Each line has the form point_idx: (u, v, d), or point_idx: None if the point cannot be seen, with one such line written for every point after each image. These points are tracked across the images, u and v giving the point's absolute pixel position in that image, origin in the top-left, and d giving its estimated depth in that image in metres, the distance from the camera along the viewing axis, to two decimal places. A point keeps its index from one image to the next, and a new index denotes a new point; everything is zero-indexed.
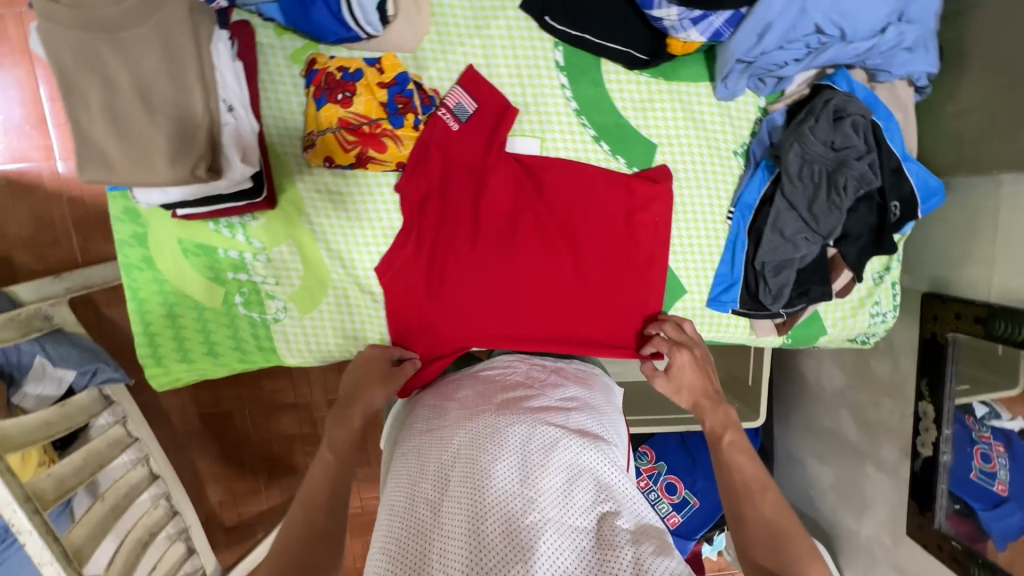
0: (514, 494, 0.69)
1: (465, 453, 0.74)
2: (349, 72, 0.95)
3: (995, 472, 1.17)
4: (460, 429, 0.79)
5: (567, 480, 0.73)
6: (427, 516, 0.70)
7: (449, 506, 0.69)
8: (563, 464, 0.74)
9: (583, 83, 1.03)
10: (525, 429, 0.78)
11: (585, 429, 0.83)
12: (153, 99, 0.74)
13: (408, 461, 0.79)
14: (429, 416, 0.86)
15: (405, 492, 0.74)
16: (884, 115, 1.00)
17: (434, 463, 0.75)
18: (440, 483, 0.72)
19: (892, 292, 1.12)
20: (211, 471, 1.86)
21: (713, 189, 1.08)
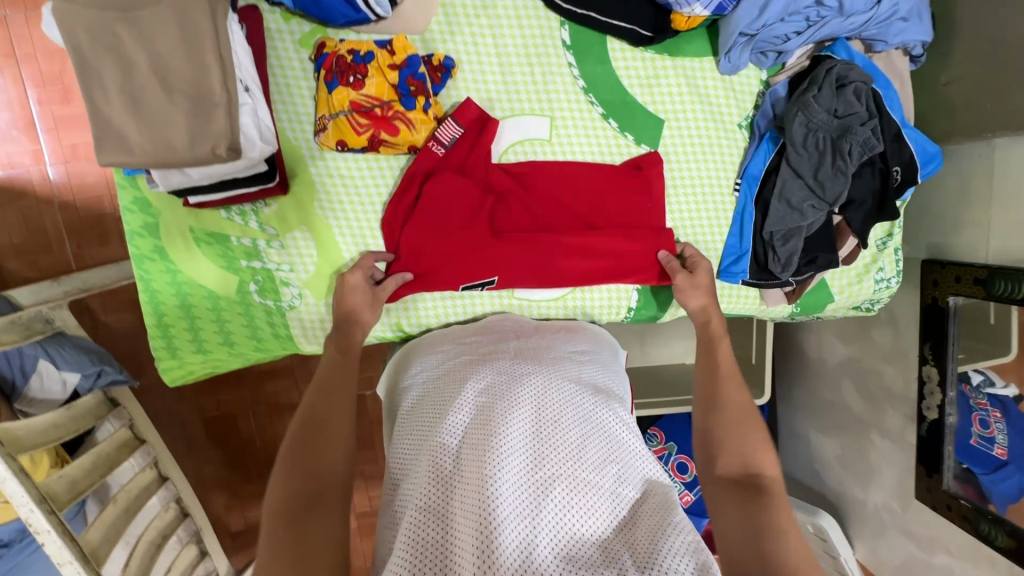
0: (530, 448, 0.73)
1: (489, 393, 0.81)
2: (360, 55, 0.96)
3: (993, 437, 1.23)
4: (482, 373, 0.85)
5: (583, 418, 0.79)
6: (448, 452, 0.73)
7: (475, 434, 0.74)
8: (579, 406, 0.81)
9: (589, 61, 1.04)
10: (545, 374, 0.85)
11: (597, 387, 0.89)
12: (170, 79, 0.74)
13: (428, 407, 0.84)
14: (447, 368, 0.92)
15: (425, 438, 0.78)
16: (883, 82, 1.02)
17: (454, 411, 0.79)
18: (458, 434, 0.76)
19: (895, 258, 1.15)
20: (217, 475, 1.85)
21: (719, 162, 1.10)
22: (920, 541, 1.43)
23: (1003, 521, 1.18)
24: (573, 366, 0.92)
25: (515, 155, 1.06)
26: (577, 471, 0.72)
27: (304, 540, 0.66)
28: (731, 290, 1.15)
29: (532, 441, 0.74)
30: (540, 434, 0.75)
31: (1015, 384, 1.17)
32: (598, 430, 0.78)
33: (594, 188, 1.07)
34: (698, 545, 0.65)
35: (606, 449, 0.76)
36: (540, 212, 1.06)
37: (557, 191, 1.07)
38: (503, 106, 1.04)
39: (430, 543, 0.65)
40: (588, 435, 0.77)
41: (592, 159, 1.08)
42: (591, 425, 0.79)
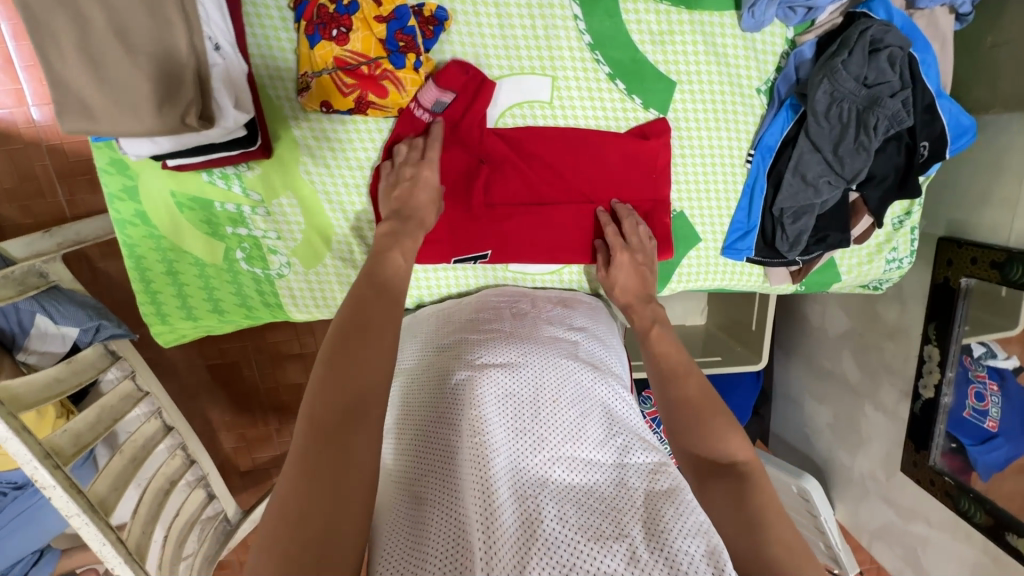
0: (528, 429, 0.74)
1: (488, 371, 0.81)
2: (343, 4, 0.87)
3: (986, 410, 1.21)
4: (481, 353, 0.86)
5: (580, 397, 0.81)
6: (447, 434, 0.74)
7: (475, 410, 0.75)
8: (577, 385, 0.82)
9: (597, 14, 0.94)
10: (543, 353, 0.86)
11: (595, 363, 0.90)
12: (131, 37, 0.67)
13: (426, 384, 0.84)
14: (451, 343, 0.90)
15: (425, 418, 0.79)
16: (921, 45, 0.91)
17: (452, 393, 0.80)
18: (457, 414, 0.76)
19: (910, 238, 1.09)
20: (224, 419, 1.91)
21: (733, 131, 1.03)
22: (901, 510, 1.47)
23: (984, 500, 1.20)
24: (570, 343, 0.92)
25: (513, 119, 0.99)
26: (578, 447, 0.73)
27: (345, 460, 0.56)
28: (732, 268, 1.11)
29: (529, 422, 0.75)
30: (538, 414, 0.76)
31: (1018, 356, 1.13)
32: (596, 410, 0.79)
33: (603, 168, 1.01)
34: (705, 521, 0.65)
35: (607, 426, 0.77)
36: (537, 185, 1.01)
37: (569, 163, 1.01)
38: (501, 64, 0.96)
39: (433, 518, 0.64)
40: (587, 414, 0.78)
41: (595, 126, 1.00)
42: (589, 403, 0.80)
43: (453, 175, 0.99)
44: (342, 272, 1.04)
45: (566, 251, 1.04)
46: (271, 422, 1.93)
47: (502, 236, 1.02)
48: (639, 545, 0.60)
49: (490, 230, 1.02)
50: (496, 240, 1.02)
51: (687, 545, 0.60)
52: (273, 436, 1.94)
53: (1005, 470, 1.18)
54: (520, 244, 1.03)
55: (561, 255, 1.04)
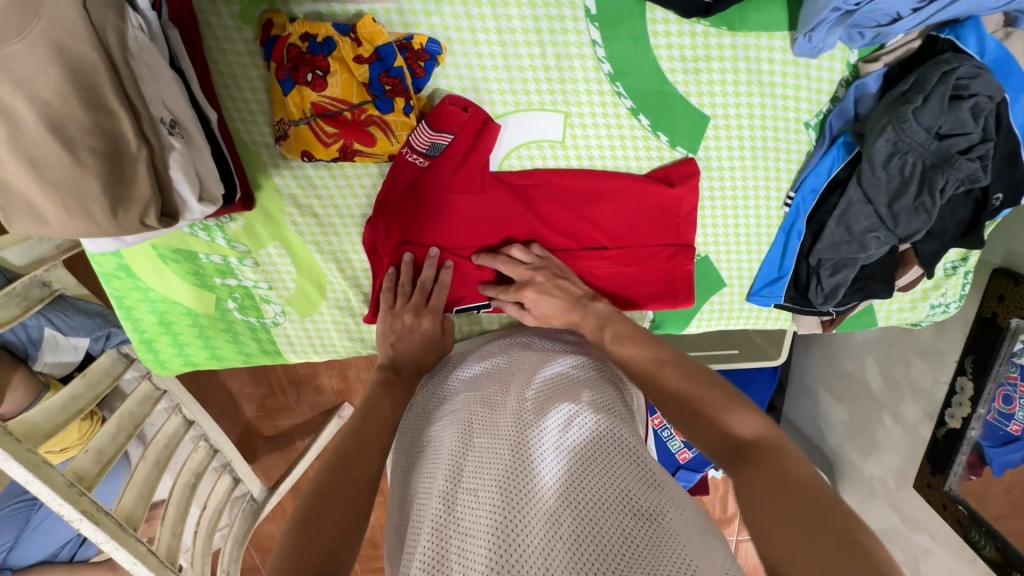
0: (533, 481, 0.61)
1: (479, 433, 0.68)
2: (317, 41, 0.74)
3: (1012, 413, 1.11)
4: (477, 413, 0.72)
5: (587, 445, 0.66)
6: (445, 500, 0.62)
7: (474, 464, 0.64)
8: (589, 422, 0.70)
9: (620, 38, 0.79)
10: (545, 389, 0.74)
11: (610, 397, 0.77)
12: (70, 132, 0.58)
13: (422, 450, 0.73)
14: (449, 406, 0.77)
15: (421, 485, 0.67)
16: (1013, 84, 0.75)
17: (448, 451, 0.68)
18: (453, 473, 0.65)
19: (962, 283, 0.98)
20: (245, 391, 1.92)
21: (773, 170, 0.89)
22: (907, 519, 1.48)
23: (995, 536, 1.18)
24: (574, 381, 0.77)
25: (518, 160, 0.87)
26: (588, 512, 0.58)
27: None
28: (757, 312, 1.02)
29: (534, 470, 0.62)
30: (544, 459, 0.64)
31: None
32: (611, 451, 0.66)
33: (618, 215, 0.91)
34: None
35: (622, 481, 0.63)
36: (546, 233, 0.91)
37: (584, 209, 0.90)
38: (506, 99, 0.82)
39: None
40: (600, 457, 0.65)
41: (613, 165, 0.88)
42: (598, 451, 0.66)
43: (455, 227, 0.90)
44: (339, 320, 0.99)
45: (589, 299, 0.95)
46: (290, 395, 1.93)
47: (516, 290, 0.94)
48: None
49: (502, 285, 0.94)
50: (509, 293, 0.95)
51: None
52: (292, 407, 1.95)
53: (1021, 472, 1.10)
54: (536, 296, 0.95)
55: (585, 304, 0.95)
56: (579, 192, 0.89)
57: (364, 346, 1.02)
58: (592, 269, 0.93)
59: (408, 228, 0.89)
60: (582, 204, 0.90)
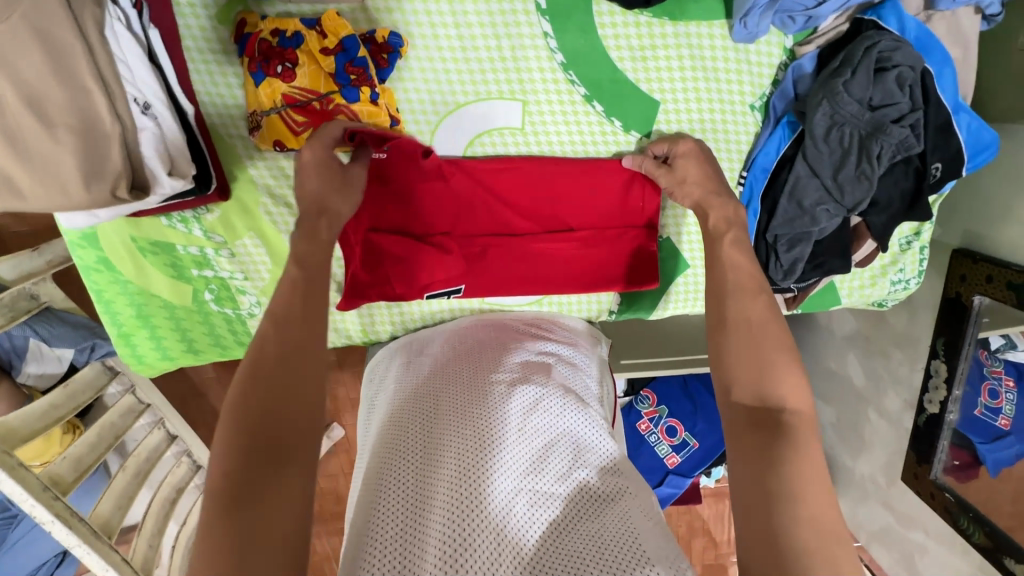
0: (493, 462, 0.72)
1: (451, 401, 0.81)
2: (286, 37, 0.79)
3: (999, 407, 1.12)
4: (446, 384, 0.84)
5: (550, 424, 0.80)
6: (411, 474, 0.72)
7: (438, 444, 0.74)
8: (543, 414, 0.81)
9: (570, 31, 0.85)
10: (505, 381, 0.84)
11: (564, 387, 0.87)
12: (47, 109, 0.62)
13: (394, 420, 0.81)
14: (416, 384, 0.87)
15: (390, 450, 0.76)
16: (938, 58, 0.81)
17: (418, 425, 0.78)
18: (419, 448, 0.75)
19: (919, 257, 1.01)
20: None
21: (725, 151, 0.94)
22: (901, 516, 1.45)
23: (985, 521, 1.15)
24: (542, 366, 0.89)
25: (482, 148, 0.92)
26: (537, 487, 0.72)
27: (254, 504, 0.55)
28: None
29: (495, 451, 0.73)
30: (504, 444, 0.74)
31: None
32: (560, 441, 0.79)
33: (579, 197, 0.95)
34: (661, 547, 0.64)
35: (569, 461, 0.76)
36: (510, 216, 0.97)
37: (549, 195, 0.95)
38: (467, 90, 0.88)
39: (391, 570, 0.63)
40: (550, 447, 0.77)
41: (571, 150, 0.93)
42: (556, 430, 0.79)
43: (424, 215, 0.95)
44: None
45: (560, 281, 0.99)
46: None
47: (488, 273, 0.98)
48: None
49: (474, 268, 0.98)
50: (483, 274, 0.98)
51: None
52: None
53: (1014, 468, 1.09)
54: (508, 280, 0.98)
55: (556, 287, 0.99)
56: (538, 176, 0.93)
57: (339, 337, 1.05)
58: (559, 259, 0.98)
59: (379, 215, 0.94)
60: (543, 187, 0.95)
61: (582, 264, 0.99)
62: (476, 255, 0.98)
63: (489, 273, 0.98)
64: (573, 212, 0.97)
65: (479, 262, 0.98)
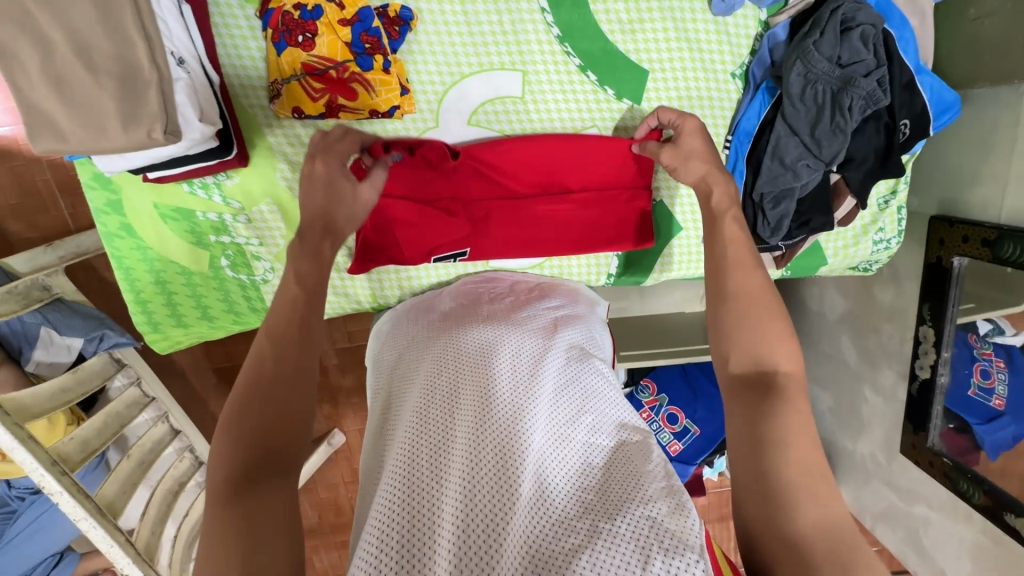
0: (508, 405, 0.73)
1: (460, 356, 0.81)
2: (307, 10, 0.87)
3: (993, 388, 1.15)
4: (454, 340, 0.85)
5: (560, 377, 0.80)
6: (426, 417, 0.73)
7: (453, 391, 0.76)
8: (554, 365, 0.82)
9: (565, 6, 0.93)
10: (518, 334, 0.86)
11: (573, 345, 0.89)
12: (93, 57, 0.69)
13: (410, 372, 0.83)
14: (426, 337, 0.89)
15: (406, 399, 0.78)
16: (897, 22, 0.90)
17: (432, 373, 0.80)
18: (434, 393, 0.76)
19: (897, 217, 1.08)
20: None
21: (710, 117, 1.01)
22: (902, 492, 1.43)
23: (983, 481, 1.16)
24: (549, 327, 0.91)
25: (485, 116, 0.99)
26: (552, 429, 0.72)
27: (250, 518, 0.54)
28: None
29: (512, 396, 0.74)
30: (519, 390, 0.76)
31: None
32: (572, 388, 0.79)
33: (576, 164, 1.01)
34: (671, 486, 0.67)
35: (581, 408, 0.77)
36: (512, 183, 1.02)
37: (550, 162, 1.01)
38: (471, 61, 0.96)
39: (410, 503, 0.64)
40: (562, 393, 0.78)
41: (568, 118, 1.00)
42: (565, 381, 0.80)
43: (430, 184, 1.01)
44: None
45: (563, 242, 1.05)
46: None
47: (495, 238, 1.04)
48: (604, 513, 0.62)
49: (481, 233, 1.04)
50: (489, 240, 1.04)
51: (651, 510, 0.62)
52: None
53: (1013, 451, 1.11)
54: (513, 243, 1.04)
55: (560, 248, 1.05)
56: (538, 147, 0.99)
57: (350, 301, 1.09)
58: (563, 223, 1.05)
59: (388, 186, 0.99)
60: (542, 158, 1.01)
61: (581, 226, 1.05)
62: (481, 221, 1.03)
63: (495, 238, 1.04)
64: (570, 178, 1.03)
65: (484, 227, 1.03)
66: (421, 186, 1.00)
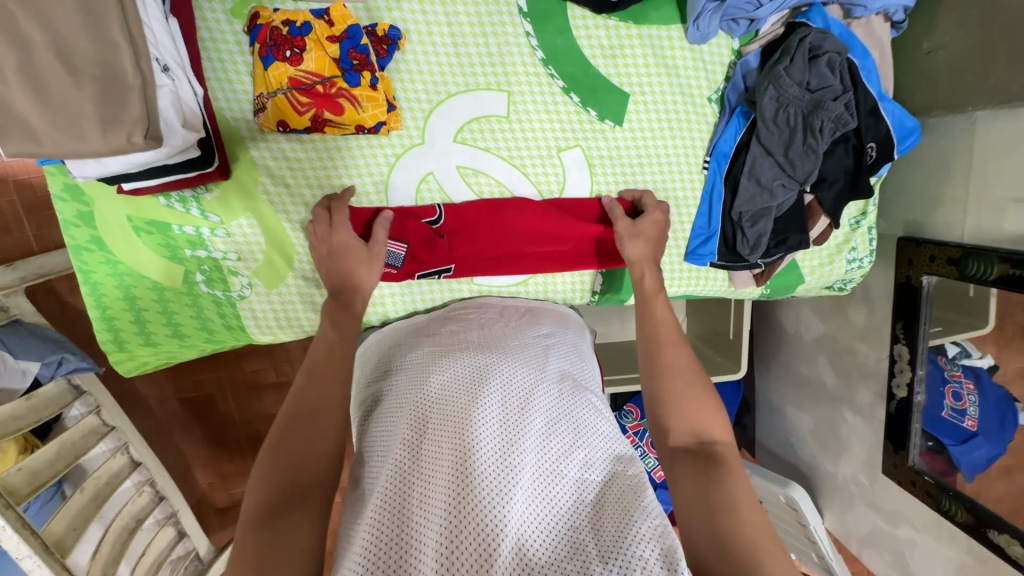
0: (494, 443, 0.69)
1: (449, 386, 0.77)
2: (296, 26, 0.88)
3: (965, 409, 1.19)
4: (443, 365, 0.81)
5: (552, 408, 0.76)
6: (410, 454, 0.69)
7: (437, 425, 0.71)
8: (545, 395, 0.78)
9: (548, 31, 0.97)
10: (508, 363, 0.82)
11: (566, 372, 0.86)
12: (75, 60, 0.68)
13: (395, 400, 0.79)
14: (414, 363, 0.85)
15: (390, 433, 0.74)
16: (860, 52, 0.96)
17: (418, 404, 0.75)
18: (417, 427, 0.72)
19: (868, 237, 1.13)
20: (199, 456, 1.74)
21: (689, 139, 1.05)
22: (886, 514, 1.42)
23: (963, 497, 1.16)
24: (541, 353, 0.87)
25: (471, 134, 1.00)
26: (542, 466, 0.68)
27: (283, 537, 0.58)
28: (696, 273, 1.12)
29: (500, 432, 0.70)
30: (508, 424, 0.71)
31: (991, 356, 1.12)
32: (564, 419, 0.75)
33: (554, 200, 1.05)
34: (662, 525, 0.63)
35: (574, 442, 0.73)
36: (494, 218, 1.04)
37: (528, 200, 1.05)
38: (457, 81, 0.98)
39: (390, 551, 0.60)
40: (554, 425, 0.74)
41: (552, 137, 1.02)
42: (558, 412, 0.76)
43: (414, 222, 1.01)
44: (304, 290, 1.04)
45: (553, 262, 1.07)
46: (250, 456, 1.77)
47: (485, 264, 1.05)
48: (593, 562, 0.58)
49: (471, 261, 1.05)
50: (479, 266, 1.06)
51: (644, 558, 0.58)
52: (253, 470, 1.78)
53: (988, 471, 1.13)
54: (504, 267, 1.06)
55: (551, 267, 1.07)
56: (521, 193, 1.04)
57: None
58: (548, 246, 1.06)
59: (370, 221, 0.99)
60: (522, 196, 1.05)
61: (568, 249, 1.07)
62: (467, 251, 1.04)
63: (486, 264, 1.06)
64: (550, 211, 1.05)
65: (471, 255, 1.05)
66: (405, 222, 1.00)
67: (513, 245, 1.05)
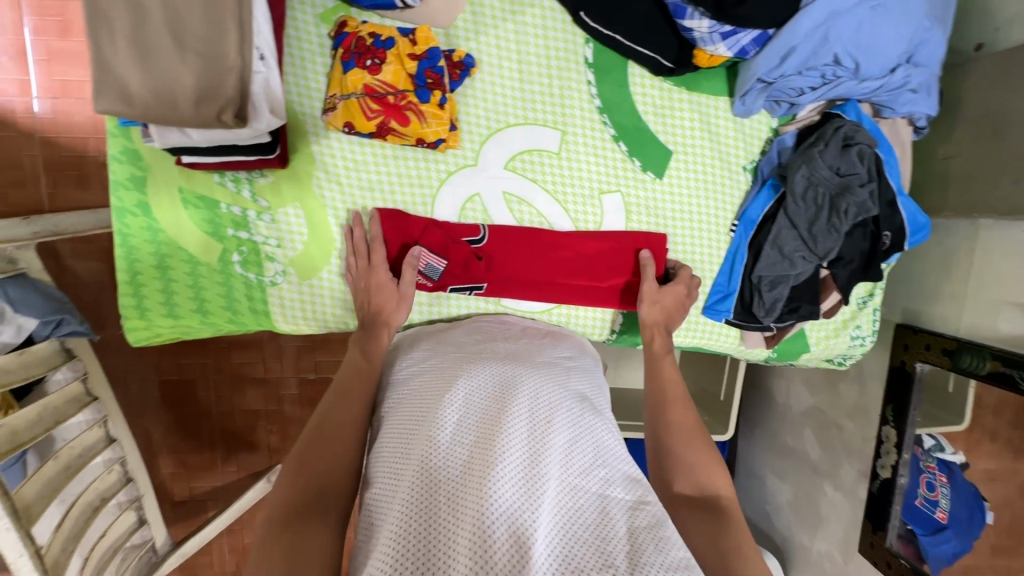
0: (522, 449, 0.69)
1: (479, 390, 0.79)
2: (380, 39, 0.94)
3: (937, 500, 1.22)
4: (471, 371, 0.83)
5: (575, 424, 0.77)
6: (439, 449, 0.69)
7: (465, 428, 0.72)
8: (569, 412, 0.79)
9: (608, 83, 1.05)
10: (536, 378, 0.83)
11: (585, 394, 0.87)
12: (184, 36, 0.72)
13: (419, 400, 0.80)
14: (441, 365, 0.86)
15: (414, 429, 0.74)
16: (885, 148, 1.07)
17: (446, 403, 0.76)
18: (445, 426, 0.72)
19: (873, 318, 1.19)
20: (165, 442, 1.66)
21: (722, 201, 1.12)
22: None
23: None
24: (564, 373, 0.89)
25: (521, 164, 1.06)
26: (564, 478, 0.69)
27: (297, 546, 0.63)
28: (711, 327, 1.16)
29: (527, 440, 0.71)
30: (534, 433, 0.72)
31: (963, 453, 1.18)
32: (587, 436, 0.77)
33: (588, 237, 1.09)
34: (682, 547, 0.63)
35: (595, 460, 0.74)
36: (529, 245, 1.08)
37: (560, 236, 1.08)
38: (518, 113, 1.04)
39: (416, 545, 0.60)
40: (577, 440, 0.75)
41: (597, 178, 1.08)
42: (580, 429, 0.77)
43: (455, 233, 1.05)
44: (337, 285, 1.06)
45: (576, 294, 1.11)
46: (218, 449, 1.69)
47: (515, 286, 1.09)
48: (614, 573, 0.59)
49: (501, 281, 1.08)
50: (507, 288, 1.09)
51: None
52: (216, 465, 1.70)
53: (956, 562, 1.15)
54: (531, 292, 1.09)
55: (574, 298, 1.11)
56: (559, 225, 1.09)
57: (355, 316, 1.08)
58: (576, 278, 1.10)
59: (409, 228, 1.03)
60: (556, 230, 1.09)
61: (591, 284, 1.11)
62: (498, 269, 1.08)
63: (517, 285, 1.09)
64: (580, 246, 1.09)
65: (501, 274, 1.08)
66: (449, 233, 1.05)
67: (542, 274, 1.09)
